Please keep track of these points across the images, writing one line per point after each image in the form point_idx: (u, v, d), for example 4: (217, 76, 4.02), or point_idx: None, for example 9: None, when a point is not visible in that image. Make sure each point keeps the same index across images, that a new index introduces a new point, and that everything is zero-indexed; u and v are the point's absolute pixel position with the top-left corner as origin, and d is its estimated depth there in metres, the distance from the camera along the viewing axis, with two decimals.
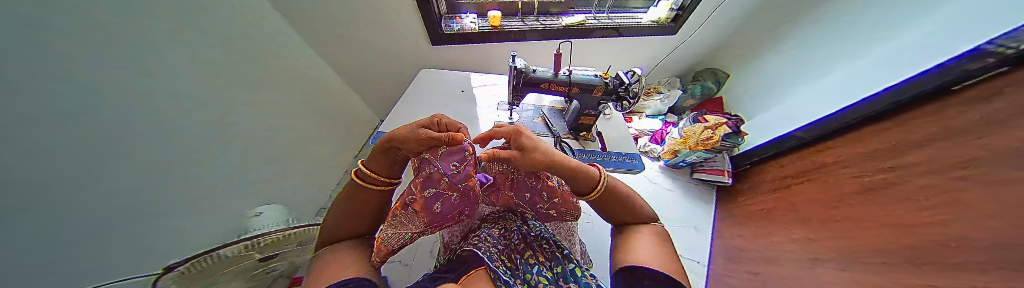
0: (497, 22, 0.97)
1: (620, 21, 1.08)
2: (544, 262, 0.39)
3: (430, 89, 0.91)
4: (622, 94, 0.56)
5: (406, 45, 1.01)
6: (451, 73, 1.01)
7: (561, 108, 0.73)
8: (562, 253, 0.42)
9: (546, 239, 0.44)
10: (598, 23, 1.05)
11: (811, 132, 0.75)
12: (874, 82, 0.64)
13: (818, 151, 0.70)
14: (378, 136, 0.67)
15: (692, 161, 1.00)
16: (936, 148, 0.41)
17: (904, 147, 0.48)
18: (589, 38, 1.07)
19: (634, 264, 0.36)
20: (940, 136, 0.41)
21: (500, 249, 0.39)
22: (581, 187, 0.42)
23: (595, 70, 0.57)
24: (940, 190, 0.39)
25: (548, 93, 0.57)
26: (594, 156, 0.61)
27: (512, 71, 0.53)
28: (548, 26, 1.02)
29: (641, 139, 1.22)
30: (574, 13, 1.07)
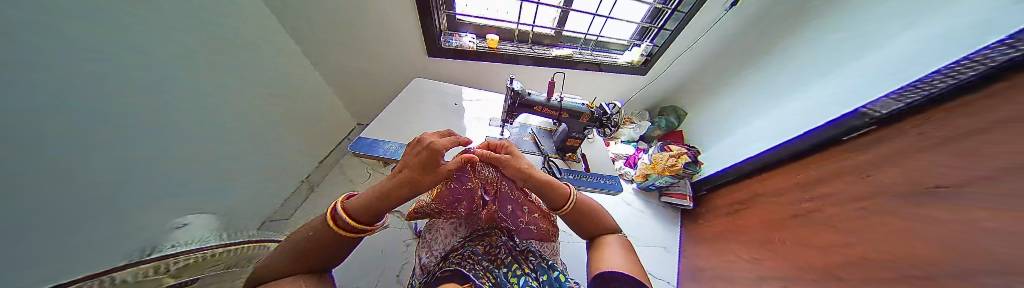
0: (494, 44, 1.03)
1: (601, 57, 1.22)
2: (529, 272, 0.37)
3: (419, 98, 0.89)
4: (605, 122, 0.62)
5: (399, 53, 1.00)
6: (444, 85, 1.02)
7: (550, 129, 0.77)
8: (548, 263, 0.41)
9: (532, 252, 0.43)
10: (584, 57, 1.17)
11: (749, 166, 0.89)
12: (800, 126, 0.81)
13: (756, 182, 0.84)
14: (361, 142, 0.63)
15: (660, 184, 1.11)
16: (871, 187, 0.50)
17: (826, 182, 0.59)
18: (574, 68, 1.19)
19: (613, 271, 0.33)
20: (869, 177, 0.50)
21: (485, 266, 0.39)
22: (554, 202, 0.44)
23: (583, 99, 0.63)
24: (881, 221, 0.46)
25: (541, 115, 0.61)
26: (578, 177, 0.65)
27: (511, 92, 0.56)
28: (540, 55, 1.12)
29: (617, 162, 1.31)
30: (563, 46, 1.18)
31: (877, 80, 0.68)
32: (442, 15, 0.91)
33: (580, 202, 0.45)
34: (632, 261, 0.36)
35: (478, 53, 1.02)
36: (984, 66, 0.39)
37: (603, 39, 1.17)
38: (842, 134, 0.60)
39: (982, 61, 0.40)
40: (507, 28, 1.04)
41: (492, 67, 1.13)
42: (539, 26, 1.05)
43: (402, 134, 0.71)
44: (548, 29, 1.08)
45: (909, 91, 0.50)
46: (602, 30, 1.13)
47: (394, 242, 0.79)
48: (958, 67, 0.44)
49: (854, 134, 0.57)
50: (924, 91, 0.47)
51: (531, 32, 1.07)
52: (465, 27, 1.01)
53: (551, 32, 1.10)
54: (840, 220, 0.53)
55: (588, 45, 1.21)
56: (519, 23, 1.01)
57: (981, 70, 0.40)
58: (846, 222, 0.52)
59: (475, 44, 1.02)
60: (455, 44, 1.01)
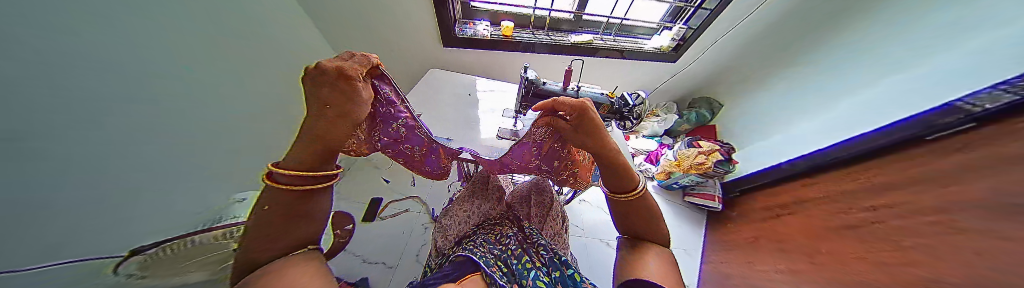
0: (509, 32, 1.00)
1: (626, 43, 1.12)
2: (541, 268, 0.37)
3: (435, 89, 0.91)
4: (625, 114, 0.58)
5: (415, 43, 1.01)
6: (460, 76, 1.02)
7: None
8: (559, 259, 0.40)
9: (544, 246, 0.43)
10: (605, 43, 1.09)
11: (804, 163, 0.76)
12: (866, 120, 0.67)
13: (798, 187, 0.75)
14: None
15: (684, 183, 1.03)
16: (935, 196, 0.42)
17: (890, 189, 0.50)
18: (594, 56, 1.12)
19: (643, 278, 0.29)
20: (940, 184, 0.42)
21: (496, 257, 0.39)
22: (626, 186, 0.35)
23: (602, 89, 0.59)
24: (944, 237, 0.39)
25: None
26: None
27: (523, 82, 0.55)
28: (557, 42, 1.06)
29: (637, 157, 1.24)
30: (582, 32, 1.11)
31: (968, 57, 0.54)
32: (456, 2, 0.89)
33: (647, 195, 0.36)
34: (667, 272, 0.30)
35: (492, 42, 1.00)
36: None
37: (627, 23, 1.07)
38: (925, 132, 0.48)
39: None
40: (523, 14, 1.00)
41: (507, 56, 1.10)
42: (556, 11, 0.98)
43: None
44: (566, 13, 1.01)
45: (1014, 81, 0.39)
46: (627, 12, 1.03)
47: (413, 225, 0.84)
48: None
49: (934, 132, 0.47)
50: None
51: (548, 18, 1.02)
52: (480, 15, 0.99)
53: (569, 17, 1.03)
54: (901, 234, 0.45)
55: (611, 30, 1.12)
56: (536, 8, 0.95)
57: None
58: (903, 236, 0.44)
59: (489, 32, 0.99)
60: (469, 33, 0.99)
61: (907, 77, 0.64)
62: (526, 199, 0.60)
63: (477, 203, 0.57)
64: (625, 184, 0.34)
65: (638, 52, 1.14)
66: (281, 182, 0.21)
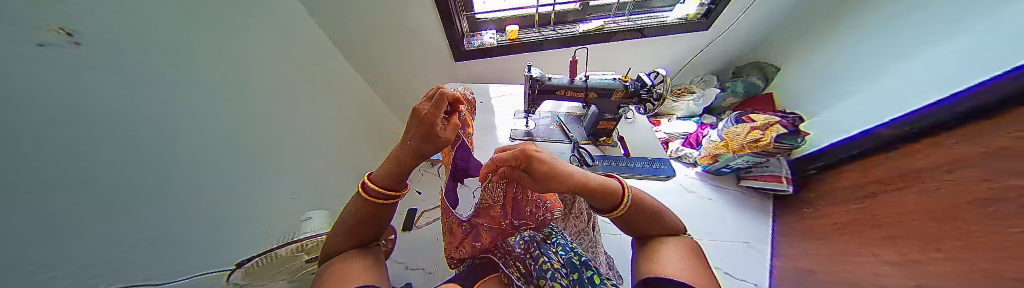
0: (515, 35, 1.01)
1: (642, 21, 1.03)
2: (559, 270, 0.36)
3: None
4: (643, 96, 0.53)
5: (431, 63, 1.10)
6: (472, 85, 1.07)
7: (580, 114, 0.72)
8: (580, 259, 0.37)
9: (563, 245, 0.41)
10: (618, 26, 1.02)
11: (895, 130, 0.60)
12: (981, 59, 0.51)
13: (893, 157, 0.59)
14: None
15: (736, 166, 0.89)
16: None
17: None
18: (607, 42, 1.06)
19: (653, 276, 0.29)
20: None
21: (514, 257, 0.40)
22: (603, 205, 0.37)
23: (615, 74, 0.55)
24: None
25: (565, 100, 0.57)
26: (616, 163, 0.59)
27: (529, 81, 0.55)
28: (565, 34, 1.03)
29: (672, 142, 1.11)
30: (590, 19, 1.06)
31: None
32: (463, 18, 0.94)
33: (638, 207, 0.37)
34: (694, 271, 0.30)
35: (500, 48, 1.03)
36: None
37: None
38: None
39: None
40: (527, 15, 1.00)
41: (517, 58, 1.12)
42: (560, 4, 0.96)
43: None
44: (570, 4, 0.98)
45: None
46: None
47: None
48: None
49: None
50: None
51: (553, 12, 1.00)
52: (485, 25, 1.03)
53: (574, 7, 1.00)
54: None
55: (624, 10, 1.04)
56: (538, 5, 0.95)
57: None
58: None
59: (496, 39, 1.02)
60: (477, 43, 1.03)
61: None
62: None
63: None
64: (609, 203, 0.36)
65: (658, 27, 1.03)
66: (371, 195, 0.37)
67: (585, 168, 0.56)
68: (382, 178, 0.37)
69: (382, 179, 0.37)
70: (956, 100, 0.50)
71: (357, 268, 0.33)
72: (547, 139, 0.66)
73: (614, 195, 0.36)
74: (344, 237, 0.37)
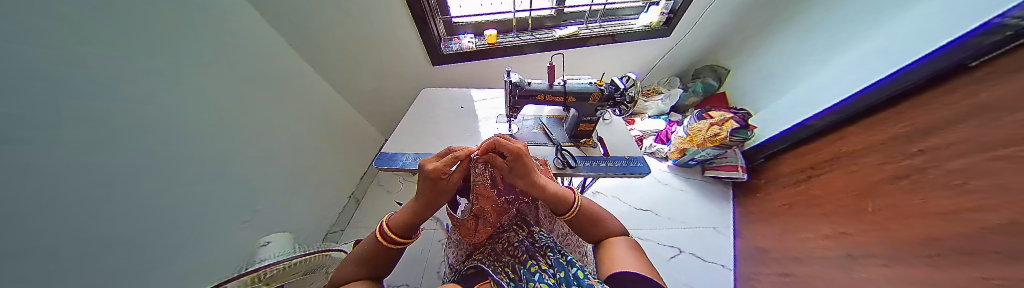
0: (493, 39, 1.01)
1: (613, 27, 1.09)
2: (546, 269, 0.35)
3: (430, 107, 0.93)
4: (618, 99, 0.56)
5: (407, 68, 1.05)
6: (453, 90, 1.04)
7: (561, 117, 0.73)
8: (567, 258, 0.37)
9: (550, 247, 0.41)
10: (591, 32, 1.07)
11: (823, 120, 0.71)
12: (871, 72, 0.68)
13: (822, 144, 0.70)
14: (381, 158, 0.68)
15: (700, 158, 0.99)
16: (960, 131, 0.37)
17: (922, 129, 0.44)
18: (584, 46, 1.10)
19: (624, 270, 0.29)
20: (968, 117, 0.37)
21: (501, 266, 0.39)
22: (557, 209, 0.41)
23: (590, 78, 0.58)
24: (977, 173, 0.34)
25: (545, 104, 0.58)
26: (596, 163, 0.61)
27: (508, 85, 0.55)
28: (542, 39, 1.06)
29: (646, 140, 1.19)
30: (567, 25, 1.10)
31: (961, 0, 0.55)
32: (439, 22, 0.91)
33: (586, 208, 0.42)
34: (640, 259, 0.32)
35: (479, 52, 1.02)
36: None
37: (610, 7, 1.05)
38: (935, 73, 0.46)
39: None
40: (504, 20, 1.01)
41: (496, 63, 1.11)
42: (535, 10, 0.98)
43: (418, 143, 0.75)
44: (547, 10, 1.01)
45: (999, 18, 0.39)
46: None
47: (431, 243, 0.86)
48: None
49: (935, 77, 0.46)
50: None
51: (529, 18, 1.02)
52: (462, 29, 1.01)
53: (550, 13, 1.03)
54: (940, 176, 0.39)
55: (595, 17, 1.09)
56: (515, 11, 0.96)
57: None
58: (942, 179, 0.39)
59: (474, 43, 1.01)
60: (454, 47, 1.01)
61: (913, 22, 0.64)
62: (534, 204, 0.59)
63: None
64: (560, 203, 0.40)
65: (628, 33, 1.10)
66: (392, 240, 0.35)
67: (568, 169, 0.57)
68: (403, 222, 0.35)
69: (403, 227, 0.35)
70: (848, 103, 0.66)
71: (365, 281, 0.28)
72: (530, 142, 0.66)
73: (561, 197, 0.40)
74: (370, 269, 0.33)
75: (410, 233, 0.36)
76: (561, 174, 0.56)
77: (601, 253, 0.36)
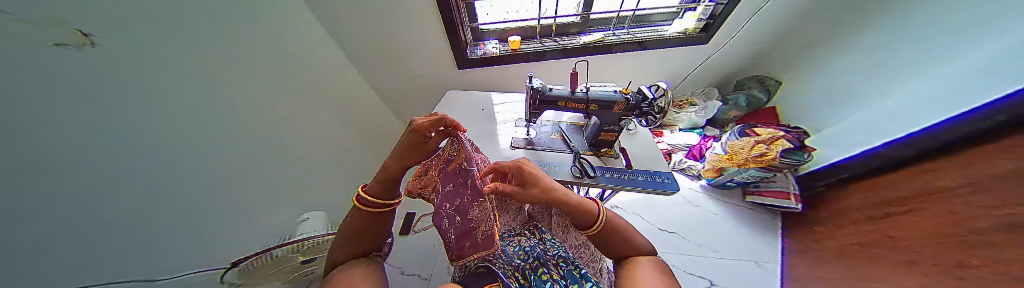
0: (517, 45, 1.03)
1: (644, 34, 1.04)
2: (559, 281, 0.35)
3: (453, 108, 0.96)
4: (645, 109, 0.53)
5: (434, 71, 1.11)
6: (474, 92, 1.08)
7: (581, 124, 0.71)
8: (580, 272, 0.37)
9: (563, 257, 0.40)
10: (618, 38, 1.03)
11: (909, 146, 0.60)
12: (966, 93, 0.57)
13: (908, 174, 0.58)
14: None
15: (742, 180, 0.88)
16: None
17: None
18: (609, 53, 1.07)
19: None
20: None
21: (513, 268, 0.39)
22: (580, 223, 0.38)
23: (615, 86, 0.56)
24: None
25: (565, 110, 0.56)
26: (617, 175, 0.57)
27: (529, 90, 0.54)
28: (566, 45, 1.05)
29: (675, 154, 1.09)
30: (593, 31, 1.08)
31: None
32: (467, 28, 0.96)
33: (615, 225, 0.39)
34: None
35: (502, 57, 1.04)
36: None
37: (641, 13, 1.00)
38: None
39: None
40: (530, 26, 1.02)
41: (519, 68, 1.13)
42: (561, 17, 0.98)
43: None
44: (572, 17, 1.00)
45: None
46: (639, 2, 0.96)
47: None
48: None
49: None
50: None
51: (554, 24, 1.02)
52: (488, 35, 1.04)
53: (576, 19, 1.02)
54: None
55: (624, 24, 1.06)
56: (541, 18, 0.97)
57: None
58: None
59: (499, 49, 1.04)
60: (479, 52, 1.05)
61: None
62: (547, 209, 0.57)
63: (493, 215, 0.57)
64: (583, 219, 0.38)
65: (660, 39, 1.04)
66: (366, 204, 0.37)
67: (586, 179, 0.55)
68: (377, 187, 0.38)
69: (377, 191, 0.38)
70: (941, 128, 0.56)
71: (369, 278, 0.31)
72: (547, 148, 0.64)
73: (584, 214, 0.38)
74: (343, 244, 0.35)
75: (386, 198, 0.39)
76: (578, 183, 0.54)
77: (621, 274, 0.34)
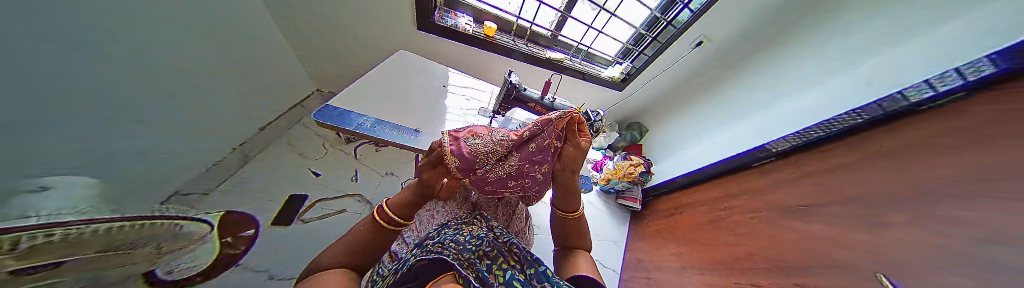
0: (490, 32, 1.03)
1: (587, 67, 1.30)
2: (516, 266, 0.38)
3: (399, 75, 0.83)
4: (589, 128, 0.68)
5: (393, 20, 0.96)
6: (428, 64, 0.95)
7: None
8: (532, 256, 0.42)
9: (515, 244, 0.44)
10: (571, 63, 1.24)
11: (703, 175, 1.05)
12: (730, 149, 1.01)
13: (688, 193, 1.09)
14: (323, 111, 0.56)
15: (618, 188, 1.27)
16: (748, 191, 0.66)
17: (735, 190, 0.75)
18: (560, 73, 1.24)
19: (581, 275, 0.43)
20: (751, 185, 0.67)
21: (467, 256, 0.37)
22: (569, 206, 0.53)
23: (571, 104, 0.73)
24: None
25: (531, 110, 0.69)
26: None
27: (509, 84, 0.62)
28: (532, 53, 1.15)
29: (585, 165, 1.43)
30: (556, 50, 1.24)
31: (777, 120, 0.89)
32: None
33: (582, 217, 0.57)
34: (594, 269, 0.47)
35: (473, 37, 1.02)
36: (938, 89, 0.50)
37: (592, 50, 1.29)
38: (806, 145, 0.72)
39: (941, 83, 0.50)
40: (507, 20, 1.07)
41: (486, 55, 1.12)
42: (535, 25, 1.08)
43: (383, 108, 0.66)
44: (546, 30, 1.13)
45: (850, 115, 0.64)
46: (592, 41, 1.23)
47: (350, 226, 0.76)
48: (895, 95, 0.57)
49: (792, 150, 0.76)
50: (830, 129, 0.68)
51: (529, 29, 1.10)
52: (463, 8, 1.01)
53: (546, 33, 1.16)
54: None
55: (578, 54, 1.29)
56: (518, 17, 1.03)
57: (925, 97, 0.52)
58: None
59: (472, 28, 1.01)
60: (449, 22, 0.99)
61: (750, 125, 0.99)
62: (493, 200, 0.61)
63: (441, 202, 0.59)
64: (569, 206, 0.53)
65: (596, 75, 1.33)
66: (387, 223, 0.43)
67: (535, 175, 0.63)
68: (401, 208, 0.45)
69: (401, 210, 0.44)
70: (726, 162, 0.97)
71: (334, 282, 0.31)
72: None
73: (574, 202, 0.54)
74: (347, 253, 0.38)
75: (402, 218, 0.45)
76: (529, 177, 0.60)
77: (572, 253, 0.52)
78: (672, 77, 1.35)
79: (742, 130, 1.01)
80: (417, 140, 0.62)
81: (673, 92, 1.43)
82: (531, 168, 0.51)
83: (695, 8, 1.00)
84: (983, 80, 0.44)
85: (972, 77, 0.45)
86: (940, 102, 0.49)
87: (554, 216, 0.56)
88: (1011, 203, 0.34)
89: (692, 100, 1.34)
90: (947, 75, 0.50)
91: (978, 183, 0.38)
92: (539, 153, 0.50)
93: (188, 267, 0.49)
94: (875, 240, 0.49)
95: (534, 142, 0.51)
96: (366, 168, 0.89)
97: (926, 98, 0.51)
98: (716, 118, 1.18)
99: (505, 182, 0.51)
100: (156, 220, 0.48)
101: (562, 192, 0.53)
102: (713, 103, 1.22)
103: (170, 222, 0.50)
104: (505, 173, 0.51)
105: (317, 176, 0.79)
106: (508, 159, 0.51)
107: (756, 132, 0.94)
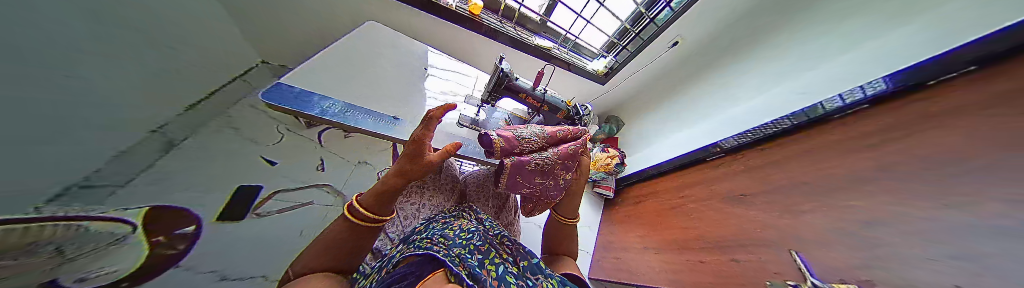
0: (475, 10, 1.03)
1: (574, 58, 1.31)
2: (509, 259, 0.39)
3: (371, 49, 0.74)
4: (575, 119, 0.76)
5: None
6: (403, 40, 0.86)
7: (524, 118, 0.89)
8: (524, 249, 0.43)
9: (506, 237, 0.45)
10: (559, 53, 1.24)
11: (661, 167, 1.18)
12: (689, 141, 1.14)
13: (657, 182, 1.18)
14: (276, 92, 0.47)
15: (594, 178, 1.34)
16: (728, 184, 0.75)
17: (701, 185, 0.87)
18: (548, 62, 1.24)
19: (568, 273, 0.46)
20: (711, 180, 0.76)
21: (457, 252, 0.36)
22: (570, 215, 0.58)
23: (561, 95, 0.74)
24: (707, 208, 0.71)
25: (522, 101, 0.68)
26: None
27: (500, 72, 0.61)
28: (520, 37, 1.13)
29: None
30: (544, 36, 1.22)
31: (732, 119, 1.00)
32: None
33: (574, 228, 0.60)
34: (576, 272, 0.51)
35: (457, 13, 1.01)
36: (847, 100, 0.60)
37: (579, 41, 1.29)
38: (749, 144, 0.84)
39: (861, 91, 0.58)
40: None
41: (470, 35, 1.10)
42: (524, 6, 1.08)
43: (352, 89, 0.59)
44: (534, 13, 1.13)
45: (790, 118, 0.73)
46: (580, 32, 1.25)
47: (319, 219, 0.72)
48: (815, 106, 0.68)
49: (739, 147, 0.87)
50: (770, 130, 0.78)
51: (517, 10, 1.10)
52: None
53: (535, 18, 1.16)
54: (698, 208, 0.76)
55: (566, 44, 1.29)
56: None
57: (833, 108, 0.63)
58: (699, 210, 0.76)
59: (456, 2, 0.99)
60: None
61: (710, 123, 1.10)
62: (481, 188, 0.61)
63: (427, 194, 0.57)
64: (571, 213, 0.58)
65: (582, 67, 1.35)
66: (356, 217, 0.38)
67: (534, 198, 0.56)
68: (371, 201, 0.38)
69: (372, 204, 0.39)
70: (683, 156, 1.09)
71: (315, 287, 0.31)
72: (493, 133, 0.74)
73: (575, 210, 0.59)
74: (321, 256, 0.36)
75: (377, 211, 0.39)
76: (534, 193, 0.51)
77: (559, 258, 0.56)
78: (648, 73, 1.43)
79: (702, 128, 1.13)
80: (398, 128, 0.56)
81: (648, 88, 1.51)
82: (559, 174, 0.52)
83: (676, 7, 1.04)
84: (882, 95, 0.54)
85: (872, 91, 0.56)
86: (847, 112, 0.60)
87: (553, 219, 0.59)
88: (890, 197, 0.44)
89: (661, 96, 1.45)
90: (855, 90, 0.60)
91: (869, 181, 0.49)
92: (570, 161, 0.54)
93: (108, 272, 0.40)
94: (792, 224, 0.61)
95: (569, 147, 0.54)
96: (333, 155, 0.82)
97: (839, 107, 0.61)
98: (681, 115, 1.29)
99: (529, 179, 0.49)
100: (49, 223, 0.33)
101: (567, 200, 0.57)
102: (682, 100, 1.33)
103: (70, 224, 0.35)
104: (533, 169, 0.49)
105: (273, 165, 0.69)
106: (544, 158, 0.51)
107: (712, 129, 1.06)
